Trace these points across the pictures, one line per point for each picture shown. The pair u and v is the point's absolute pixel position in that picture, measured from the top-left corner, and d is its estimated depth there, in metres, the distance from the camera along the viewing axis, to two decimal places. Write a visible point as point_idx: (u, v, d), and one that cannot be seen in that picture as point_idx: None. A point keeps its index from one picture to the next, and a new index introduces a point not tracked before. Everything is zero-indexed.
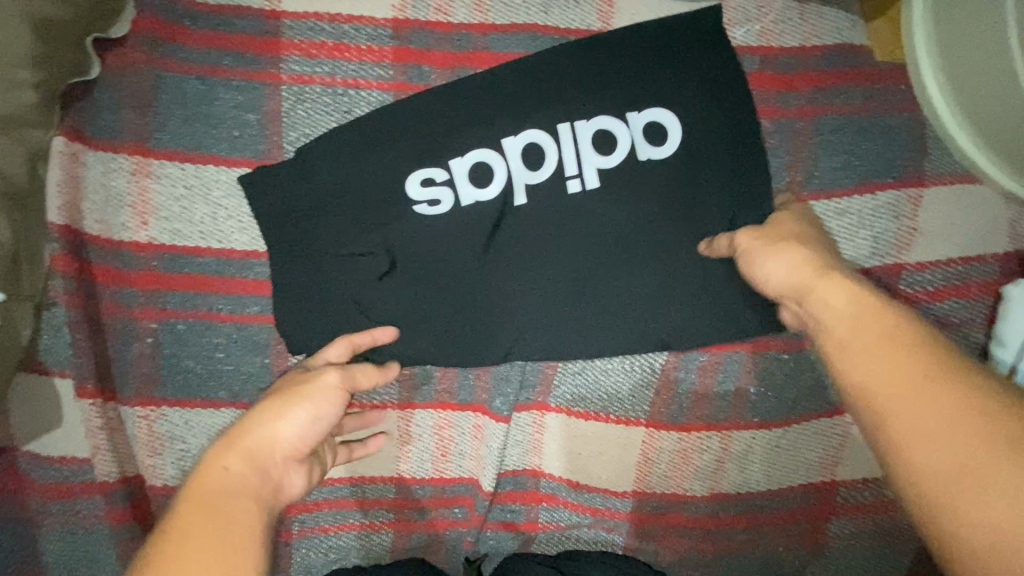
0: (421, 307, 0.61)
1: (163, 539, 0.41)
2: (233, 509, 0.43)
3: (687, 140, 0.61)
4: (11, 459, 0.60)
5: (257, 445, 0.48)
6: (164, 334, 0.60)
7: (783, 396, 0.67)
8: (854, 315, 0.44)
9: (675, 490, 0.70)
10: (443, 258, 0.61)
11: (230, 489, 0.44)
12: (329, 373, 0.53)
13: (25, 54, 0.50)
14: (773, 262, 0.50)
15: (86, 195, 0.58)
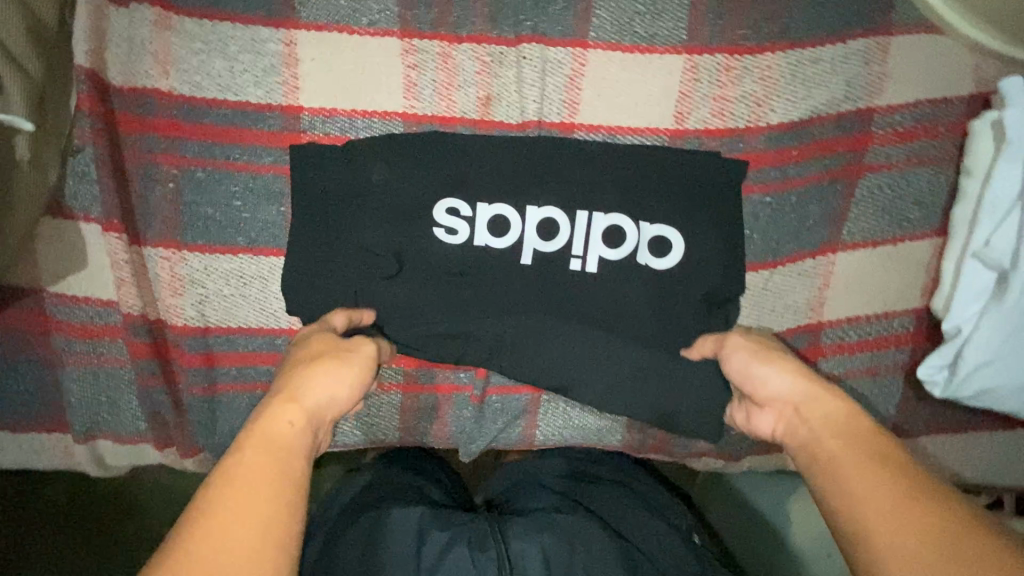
0: (415, 165, 0.66)
1: (212, 496, 0.40)
2: (287, 469, 0.43)
3: (671, 202, 0.68)
4: (38, 299, 0.63)
5: (311, 401, 0.49)
6: (184, 181, 0.64)
7: (770, 237, 0.70)
8: (837, 420, 0.50)
9: None
10: (426, 152, 0.66)
11: (283, 447, 0.44)
12: (367, 347, 0.56)
13: None
14: (769, 374, 0.57)
15: (111, 45, 0.62)
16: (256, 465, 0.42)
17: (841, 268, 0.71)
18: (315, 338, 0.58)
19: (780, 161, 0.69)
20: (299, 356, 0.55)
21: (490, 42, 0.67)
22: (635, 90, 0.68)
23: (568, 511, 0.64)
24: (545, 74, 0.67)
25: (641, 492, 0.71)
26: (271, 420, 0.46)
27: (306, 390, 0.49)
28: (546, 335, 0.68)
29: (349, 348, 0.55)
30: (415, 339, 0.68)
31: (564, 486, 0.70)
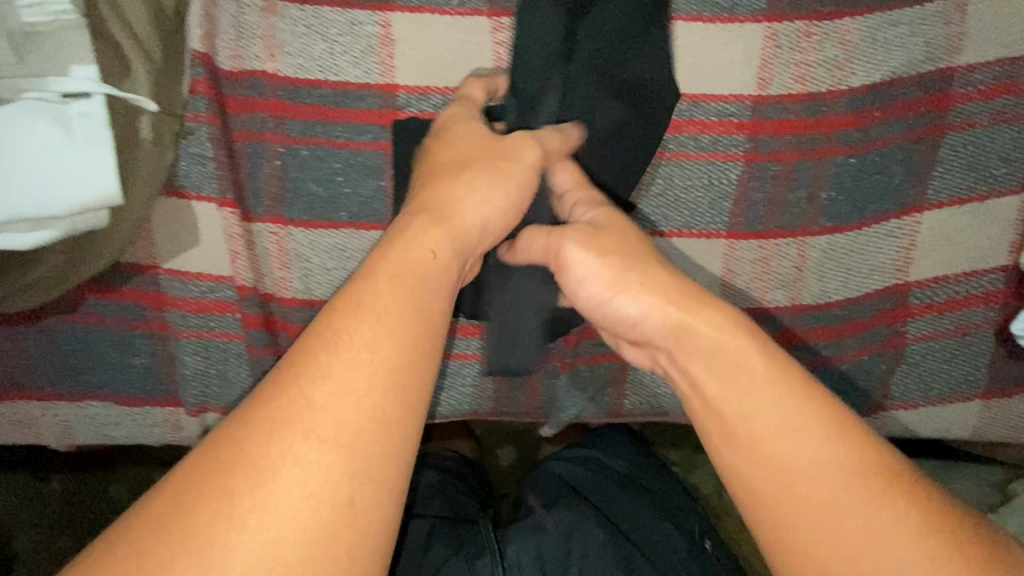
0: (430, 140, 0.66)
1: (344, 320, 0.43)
2: (420, 302, 0.45)
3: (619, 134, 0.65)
4: (154, 277, 0.66)
5: (457, 225, 0.51)
6: (289, 159, 0.67)
7: (855, 198, 0.71)
8: (747, 366, 0.49)
9: (759, 304, 0.73)
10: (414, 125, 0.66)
11: (415, 282, 0.46)
12: (526, 157, 0.57)
13: None
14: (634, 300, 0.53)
15: (221, 31, 0.65)
16: (394, 300, 0.44)
17: (927, 228, 0.72)
18: (459, 131, 0.59)
19: (861, 123, 0.70)
20: (445, 156, 0.56)
21: None
22: (717, 57, 0.69)
23: (568, 508, 0.80)
24: None
25: (657, 498, 0.83)
26: (414, 243, 0.48)
27: (454, 208, 0.52)
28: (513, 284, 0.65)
29: (501, 159, 0.56)
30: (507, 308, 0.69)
31: (590, 485, 0.84)
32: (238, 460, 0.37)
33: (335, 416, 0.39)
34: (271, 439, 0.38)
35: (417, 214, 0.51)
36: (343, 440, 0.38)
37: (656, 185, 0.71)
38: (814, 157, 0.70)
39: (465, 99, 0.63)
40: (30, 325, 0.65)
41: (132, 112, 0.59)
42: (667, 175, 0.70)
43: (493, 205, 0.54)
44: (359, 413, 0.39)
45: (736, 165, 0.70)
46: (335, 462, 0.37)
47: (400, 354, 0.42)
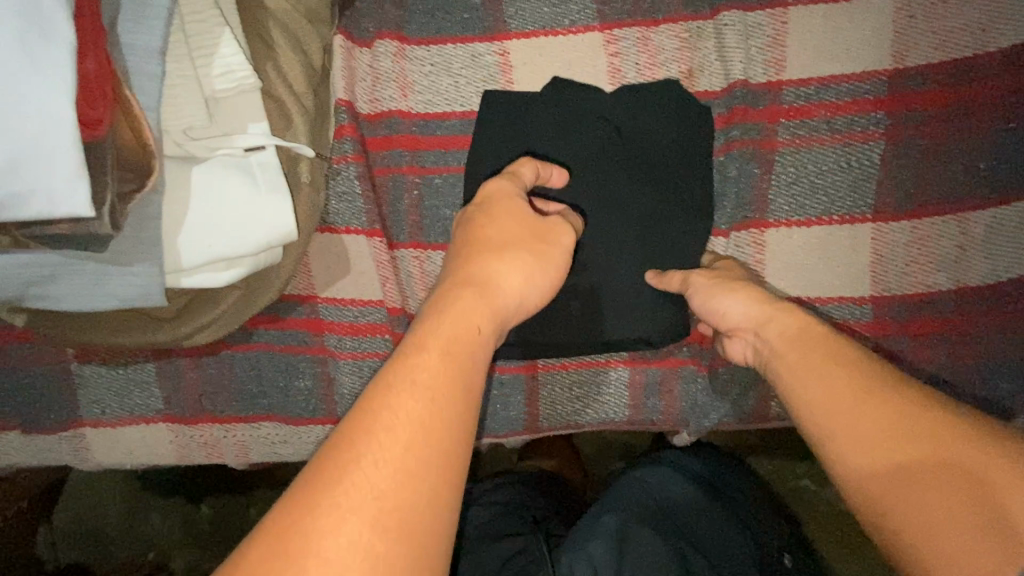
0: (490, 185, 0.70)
1: (395, 387, 0.42)
2: (466, 370, 0.45)
3: (632, 147, 0.70)
4: (313, 306, 0.72)
5: (499, 297, 0.52)
6: (425, 188, 0.72)
7: (1021, 164, 0.65)
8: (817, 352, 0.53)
9: (917, 289, 0.68)
10: (478, 172, 0.70)
11: (464, 344, 0.47)
12: (563, 237, 0.60)
13: None
14: (739, 304, 0.60)
15: (359, 79, 0.72)
16: (441, 367, 0.44)
17: None
18: (502, 207, 0.60)
19: (1020, 84, 0.64)
20: (492, 232, 0.57)
21: (686, 19, 0.69)
22: (841, 37, 0.67)
23: (624, 508, 0.78)
24: (747, 38, 0.69)
25: (723, 499, 0.81)
26: (462, 311, 0.49)
27: (504, 281, 0.54)
28: (619, 296, 0.70)
29: (542, 241, 0.58)
30: (637, 310, 0.70)
31: (652, 485, 0.82)
32: (285, 542, 0.36)
33: (378, 494, 0.38)
34: (329, 499, 0.37)
35: (476, 282, 0.53)
36: (386, 518, 0.37)
37: (789, 174, 0.69)
38: (964, 127, 0.66)
39: (513, 175, 0.63)
40: (212, 355, 0.73)
41: (293, 160, 0.65)
42: (802, 163, 0.68)
43: (533, 285, 0.56)
44: (409, 483, 0.39)
45: (876, 144, 0.67)
46: (388, 524, 0.37)
47: (442, 420, 0.42)
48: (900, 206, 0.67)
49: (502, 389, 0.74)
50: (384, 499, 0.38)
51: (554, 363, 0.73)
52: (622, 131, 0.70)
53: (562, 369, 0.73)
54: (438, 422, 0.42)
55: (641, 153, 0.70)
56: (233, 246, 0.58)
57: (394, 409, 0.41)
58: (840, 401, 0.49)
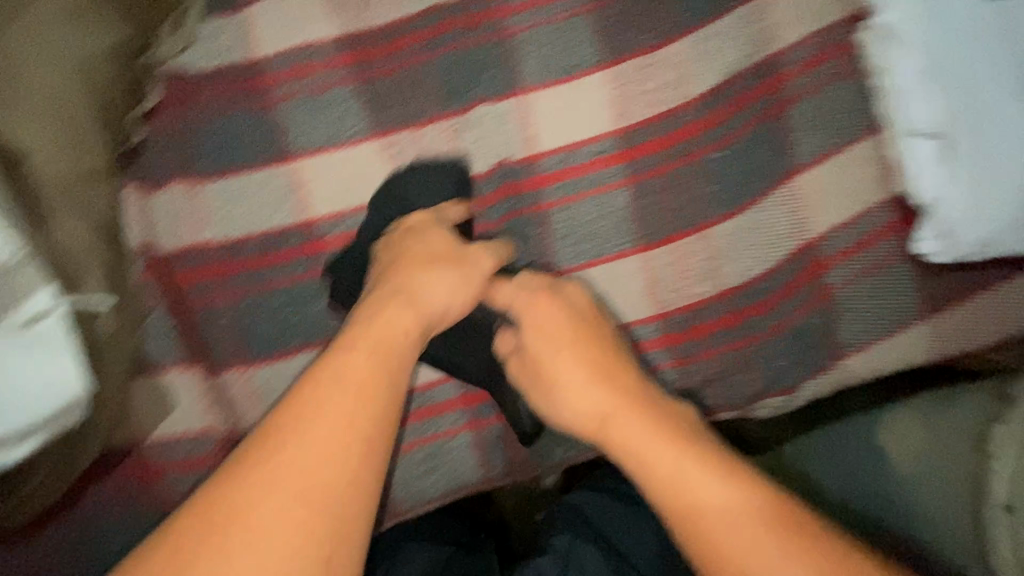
0: (299, 291, 0.76)
1: (326, 377, 0.55)
2: (391, 364, 0.59)
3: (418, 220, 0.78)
4: (143, 450, 0.72)
5: (426, 309, 0.66)
6: (237, 309, 0.75)
7: (735, 183, 0.79)
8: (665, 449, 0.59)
9: (688, 300, 0.79)
10: (286, 283, 0.76)
11: (386, 354, 0.59)
12: (485, 254, 0.72)
13: (90, 125, 0.71)
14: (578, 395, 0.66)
15: (156, 221, 0.76)
16: (369, 361, 0.58)
17: (808, 186, 0.78)
18: (430, 231, 0.73)
19: (716, 121, 0.79)
20: (417, 250, 0.71)
21: (446, 117, 0.81)
22: (573, 110, 0.80)
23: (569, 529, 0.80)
24: (501, 125, 0.80)
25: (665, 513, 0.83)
26: (388, 319, 0.63)
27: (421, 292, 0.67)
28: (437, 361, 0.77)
29: (462, 258, 0.71)
30: (456, 366, 0.77)
31: (590, 510, 0.83)
32: (223, 507, 0.48)
33: (304, 467, 0.50)
34: (263, 470, 0.49)
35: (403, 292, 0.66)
36: (309, 493, 0.49)
37: (562, 228, 0.79)
38: (686, 163, 0.79)
39: (442, 211, 0.76)
40: (29, 542, 0.69)
41: (92, 315, 0.67)
42: (569, 217, 0.79)
43: (453, 298, 0.69)
44: (326, 472, 0.50)
45: (622, 189, 0.79)
46: (311, 492, 0.49)
47: (366, 407, 0.54)
48: (656, 234, 0.79)
49: None
50: (309, 475, 0.49)
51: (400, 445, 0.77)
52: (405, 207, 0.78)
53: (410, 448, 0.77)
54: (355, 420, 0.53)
55: None
56: (7, 421, 0.58)
57: (323, 397, 0.53)
58: (717, 531, 0.54)
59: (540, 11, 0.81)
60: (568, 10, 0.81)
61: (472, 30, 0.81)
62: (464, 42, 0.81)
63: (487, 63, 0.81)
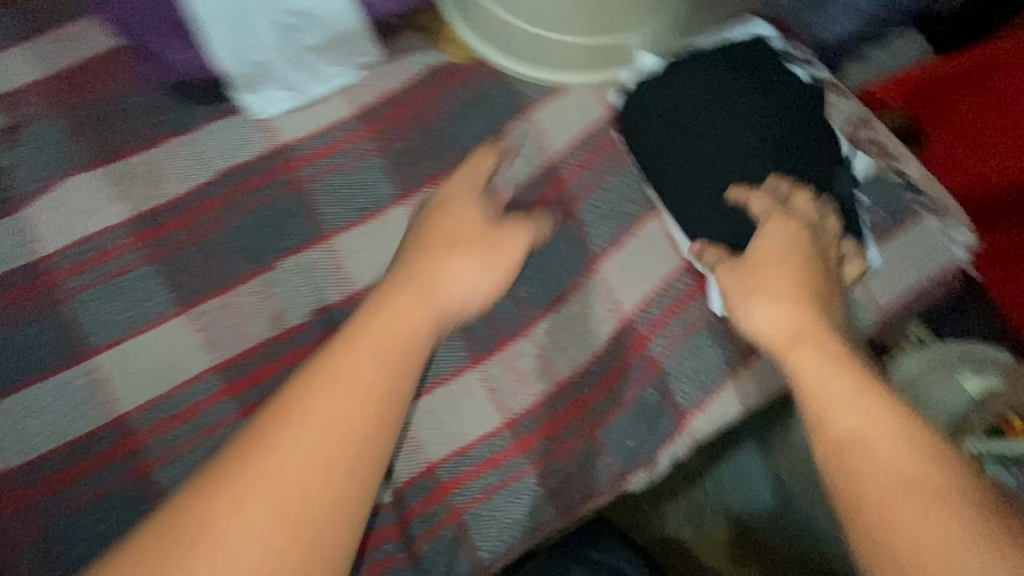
0: (112, 498, 0.71)
1: (268, 427, 0.55)
2: (373, 407, 0.57)
3: (240, 387, 0.76)
4: None
5: (444, 295, 0.69)
6: (48, 532, 0.69)
7: (549, 281, 0.84)
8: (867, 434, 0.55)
9: (531, 399, 0.81)
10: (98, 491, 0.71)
11: (366, 400, 0.57)
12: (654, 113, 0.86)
13: None
14: (755, 310, 0.69)
15: None
16: (359, 403, 0.57)
17: (610, 270, 0.84)
18: (457, 203, 0.77)
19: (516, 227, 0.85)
20: (451, 215, 0.76)
21: (254, 276, 0.81)
22: (381, 244, 0.83)
23: None
24: (313, 274, 0.82)
25: None
26: (345, 360, 0.59)
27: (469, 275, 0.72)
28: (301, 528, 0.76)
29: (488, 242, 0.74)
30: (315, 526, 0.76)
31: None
32: (217, 481, 0.52)
33: (280, 472, 0.53)
34: (248, 458, 0.53)
35: (426, 281, 0.69)
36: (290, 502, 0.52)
37: None
38: None
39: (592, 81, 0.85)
40: None
41: None
42: None
43: (476, 284, 0.72)
44: (311, 483, 0.53)
45: None
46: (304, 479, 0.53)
47: (320, 478, 0.53)
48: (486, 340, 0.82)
49: None
50: (297, 497, 0.52)
51: (489, 487, 0.78)
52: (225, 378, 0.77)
53: (492, 493, 0.78)
54: (336, 438, 0.55)
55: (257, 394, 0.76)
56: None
57: (289, 420, 0.55)
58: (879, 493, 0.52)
59: (332, 159, 0.87)
60: (357, 156, 0.87)
61: (269, 190, 0.85)
62: (261, 199, 0.85)
63: (289, 217, 0.84)
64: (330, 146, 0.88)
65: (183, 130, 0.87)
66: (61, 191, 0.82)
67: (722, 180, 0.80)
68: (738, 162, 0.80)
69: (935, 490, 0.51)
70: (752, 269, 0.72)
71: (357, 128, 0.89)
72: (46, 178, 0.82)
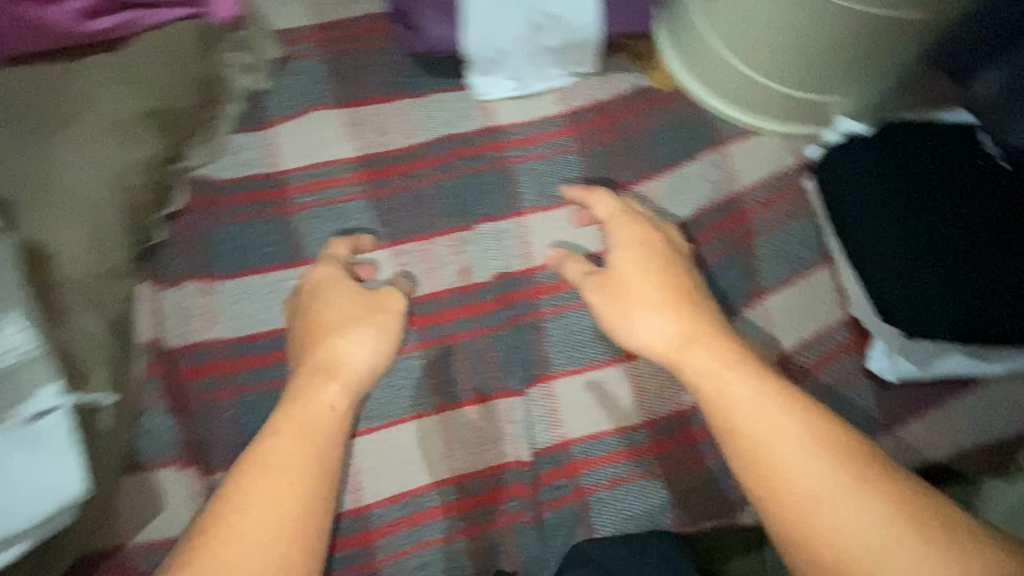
0: None
1: (237, 475, 0.60)
2: (289, 475, 0.61)
3: (423, 325, 0.84)
4: (124, 557, 0.71)
5: (343, 373, 0.71)
6: (239, 405, 0.77)
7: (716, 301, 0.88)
8: (826, 439, 0.59)
9: (678, 405, 0.84)
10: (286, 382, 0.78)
11: (307, 433, 0.65)
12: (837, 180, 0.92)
13: (116, 223, 0.75)
14: (646, 322, 0.73)
15: (167, 318, 0.79)
16: (262, 482, 0.60)
17: (773, 306, 0.89)
18: (331, 291, 0.77)
19: (694, 246, 0.90)
20: (327, 315, 0.75)
21: (453, 231, 0.90)
22: (569, 231, 0.91)
23: None
24: (500, 241, 0.89)
25: None
26: (315, 399, 0.68)
27: (337, 364, 0.71)
28: (447, 469, 0.79)
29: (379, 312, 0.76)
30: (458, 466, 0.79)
31: None
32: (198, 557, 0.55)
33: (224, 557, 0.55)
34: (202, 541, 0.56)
35: (308, 368, 0.71)
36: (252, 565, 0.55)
37: (557, 335, 0.85)
38: None
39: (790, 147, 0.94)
40: None
41: (91, 409, 0.67)
42: (566, 322, 0.86)
43: (375, 349, 0.74)
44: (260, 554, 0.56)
45: None
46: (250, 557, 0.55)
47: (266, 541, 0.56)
48: None
49: None
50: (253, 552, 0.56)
51: (609, 477, 0.82)
52: (411, 314, 0.84)
53: (614, 484, 0.82)
54: (294, 493, 0.60)
55: (436, 335, 0.83)
56: (4, 526, 0.58)
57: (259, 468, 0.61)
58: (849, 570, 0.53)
59: (537, 147, 0.95)
60: (557, 148, 0.95)
61: (478, 161, 0.94)
62: (469, 167, 0.94)
63: (492, 187, 0.92)
64: (538, 135, 0.96)
65: (414, 92, 0.96)
66: (307, 120, 0.93)
67: (933, 251, 0.80)
68: (949, 239, 0.80)
69: (901, 528, 0.53)
70: (621, 289, 0.77)
71: (565, 125, 0.97)
72: (300, 106, 0.93)
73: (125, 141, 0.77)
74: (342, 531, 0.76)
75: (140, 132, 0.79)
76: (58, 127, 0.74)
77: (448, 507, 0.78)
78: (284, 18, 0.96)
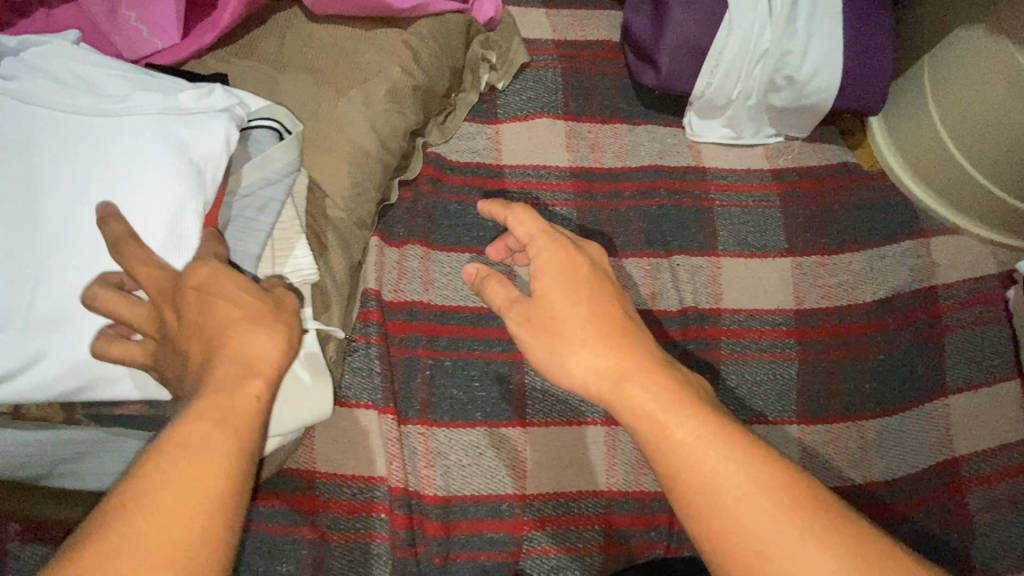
0: (489, 368, 0.85)
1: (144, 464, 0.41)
2: (212, 464, 0.42)
3: None
4: (312, 483, 0.77)
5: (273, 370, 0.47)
6: (436, 368, 0.84)
7: (894, 387, 0.88)
8: (772, 474, 0.48)
9: (840, 480, 0.85)
10: (481, 357, 0.86)
11: (239, 420, 0.44)
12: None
13: (373, 180, 0.81)
14: (583, 358, 0.56)
15: (387, 275, 0.86)
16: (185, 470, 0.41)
17: (954, 407, 0.88)
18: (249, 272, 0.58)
19: (880, 327, 0.91)
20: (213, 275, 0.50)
21: (649, 256, 0.93)
22: (759, 282, 0.93)
23: None
24: (692, 276, 0.92)
25: None
26: (239, 391, 0.45)
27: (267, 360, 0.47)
28: (604, 480, 0.85)
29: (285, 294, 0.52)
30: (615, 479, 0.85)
31: None
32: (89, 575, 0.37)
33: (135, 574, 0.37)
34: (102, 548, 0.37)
35: (218, 368, 0.46)
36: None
37: (730, 380, 0.88)
38: (851, 355, 0.89)
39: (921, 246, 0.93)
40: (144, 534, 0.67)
41: (326, 338, 0.75)
42: (741, 371, 0.89)
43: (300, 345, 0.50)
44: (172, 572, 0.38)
45: (791, 362, 0.89)
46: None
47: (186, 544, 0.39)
48: (815, 406, 0.88)
49: (492, 563, 0.80)
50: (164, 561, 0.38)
51: None
52: None
53: None
54: (207, 497, 0.41)
55: None
56: None
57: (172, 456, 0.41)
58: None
59: (738, 196, 0.98)
60: (761, 201, 0.98)
61: (682, 196, 0.97)
62: (672, 199, 0.97)
63: (690, 223, 0.96)
64: (741, 184, 0.99)
65: (629, 120, 1.01)
66: (532, 123, 0.99)
67: None
68: None
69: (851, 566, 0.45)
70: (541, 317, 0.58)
71: (767, 182, 0.99)
72: (528, 111, 1.00)
73: (395, 108, 0.83)
74: (502, 513, 0.81)
75: (406, 101, 0.84)
76: (347, 82, 0.80)
77: (600, 517, 0.83)
78: (530, 28, 1.03)
